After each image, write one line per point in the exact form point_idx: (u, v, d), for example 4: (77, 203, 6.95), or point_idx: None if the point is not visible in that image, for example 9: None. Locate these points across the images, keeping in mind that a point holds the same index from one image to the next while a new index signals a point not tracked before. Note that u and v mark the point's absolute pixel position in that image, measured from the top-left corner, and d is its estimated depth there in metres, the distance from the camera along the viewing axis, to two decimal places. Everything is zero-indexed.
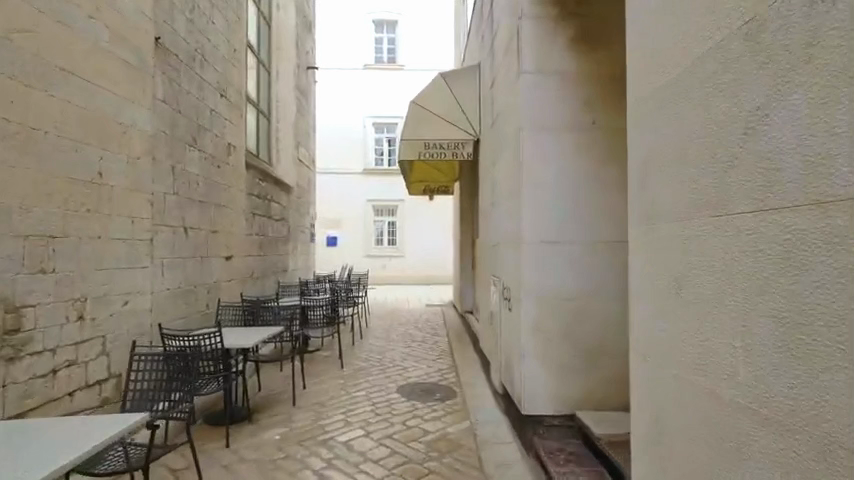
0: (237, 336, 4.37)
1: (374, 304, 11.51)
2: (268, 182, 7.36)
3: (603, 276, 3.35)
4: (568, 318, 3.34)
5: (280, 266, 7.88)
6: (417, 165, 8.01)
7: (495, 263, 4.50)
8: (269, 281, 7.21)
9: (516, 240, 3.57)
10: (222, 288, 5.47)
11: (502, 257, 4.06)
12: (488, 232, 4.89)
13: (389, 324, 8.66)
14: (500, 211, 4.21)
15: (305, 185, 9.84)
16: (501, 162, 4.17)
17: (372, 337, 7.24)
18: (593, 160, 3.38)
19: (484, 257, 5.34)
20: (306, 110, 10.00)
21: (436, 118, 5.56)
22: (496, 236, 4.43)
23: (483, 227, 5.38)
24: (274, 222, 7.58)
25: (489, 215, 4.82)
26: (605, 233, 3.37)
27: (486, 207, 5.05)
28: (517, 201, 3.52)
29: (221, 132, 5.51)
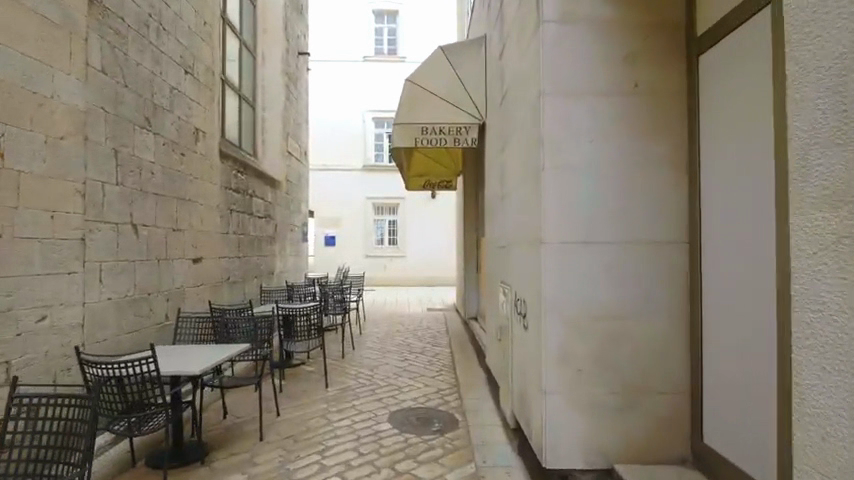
0: (182, 356, 3.59)
1: (371, 308, 10.75)
2: (249, 176, 6.60)
3: (648, 286, 2.58)
4: (601, 341, 2.56)
5: (264, 268, 7.11)
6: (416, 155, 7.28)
7: (505, 269, 3.72)
8: (250, 285, 6.46)
9: (532, 240, 2.79)
10: (187, 296, 4.72)
11: (514, 261, 3.28)
12: (496, 231, 4.10)
13: (386, 331, 7.89)
14: (511, 205, 3.43)
15: (294, 180, 9.07)
16: (513, 145, 3.38)
17: (364, 349, 6.46)
18: (634, 135, 2.60)
19: (491, 260, 4.55)
20: (296, 100, 9.23)
21: (436, 97, 4.83)
22: (506, 236, 3.63)
23: (490, 226, 4.59)
24: (256, 220, 6.81)
25: (497, 211, 4.04)
26: (650, 230, 2.59)
27: (493, 201, 4.27)
28: (535, 191, 2.74)
29: (186, 114, 4.77)
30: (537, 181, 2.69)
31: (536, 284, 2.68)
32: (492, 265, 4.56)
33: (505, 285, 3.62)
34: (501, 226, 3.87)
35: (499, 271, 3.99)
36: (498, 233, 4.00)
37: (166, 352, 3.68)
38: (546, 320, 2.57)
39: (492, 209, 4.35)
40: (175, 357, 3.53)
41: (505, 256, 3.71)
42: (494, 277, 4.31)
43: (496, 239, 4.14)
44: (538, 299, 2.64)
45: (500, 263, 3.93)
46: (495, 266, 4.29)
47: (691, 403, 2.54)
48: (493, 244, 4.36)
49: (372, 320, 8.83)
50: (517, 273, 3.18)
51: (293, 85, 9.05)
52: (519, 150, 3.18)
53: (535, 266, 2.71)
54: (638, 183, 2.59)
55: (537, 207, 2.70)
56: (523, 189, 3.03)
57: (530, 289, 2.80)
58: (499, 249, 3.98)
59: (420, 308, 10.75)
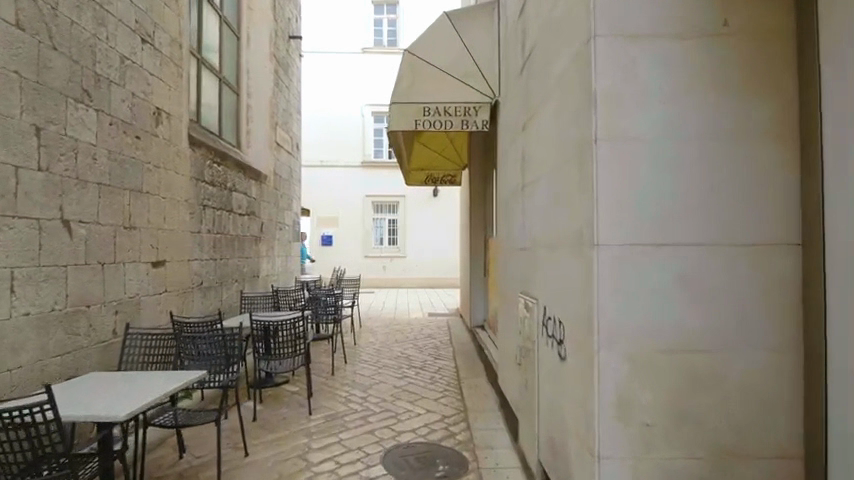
0: (91, 394, 2.75)
1: (368, 312, 10.02)
2: (228, 167, 5.83)
3: (743, 306, 1.84)
4: (678, 383, 1.82)
5: (246, 271, 6.34)
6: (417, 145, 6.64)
7: (528, 277, 2.96)
8: (228, 291, 5.72)
9: (575, 242, 2.05)
10: (143, 306, 3.97)
11: (544, 269, 2.53)
12: (515, 230, 3.34)
13: (383, 340, 7.14)
14: (539, 196, 2.67)
15: (284, 175, 8.29)
16: (542, 119, 2.64)
17: (358, 364, 5.68)
18: (722, 95, 1.86)
19: (506, 264, 3.81)
20: (287, 87, 8.45)
21: (438, 71, 4.08)
22: (530, 234, 2.87)
23: (505, 225, 3.85)
24: (236, 216, 6.05)
25: (517, 204, 3.29)
26: (744, 227, 1.85)
27: (511, 193, 3.53)
28: (580, 173, 2.00)
29: (143, 90, 4.02)
30: (584, 160, 1.95)
31: (584, 302, 1.93)
32: (507, 271, 3.81)
33: (528, 297, 2.87)
34: (521, 223, 3.13)
35: (519, 278, 3.22)
36: (518, 232, 3.25)
37: (67, 388, 2.81)
38: (599, 353, 1.82)
39: (509, 205, 3.60)
40: (68, 399, 2.66)
41: (528, 261, 2.95)
42: (512, 285, 3.57)
43: (514, 240, 3.38)
44: (587, 324, 1.89)
45: (520, 269, 3.19)
46: (512, 272, 3.54)
47: (807, 470, 1.79)
48: (510, 244, 3.61)
49: (369, 327, 8.05)
50: (548, 285, 2.43)
51: (283, 70, 8.27)
52: (553, 124, 2.43)
53: (582, 277, 1.96)
54: (728, 162, 1.85)
55: (583, 195, 1.95)
56: (559, 174, 2.29)
57: (573, 307, 2.06)
58: (519, 252, 3.21)
59: (421, 313, 9.98)
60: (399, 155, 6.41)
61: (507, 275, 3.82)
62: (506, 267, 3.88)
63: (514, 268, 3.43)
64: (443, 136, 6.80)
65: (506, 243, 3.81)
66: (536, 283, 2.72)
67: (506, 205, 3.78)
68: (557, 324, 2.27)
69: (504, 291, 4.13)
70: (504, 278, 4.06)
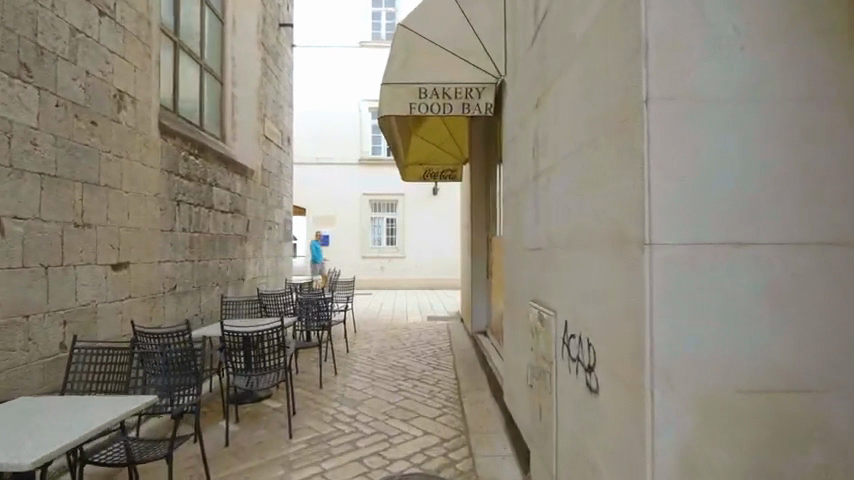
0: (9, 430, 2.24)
1: (364, 315, 9.52)
2: (209, 160, 5.35)
3: (848, 327, 1.35)
4: (764, 432, 1.33)
5: (228, 273, 5.86)
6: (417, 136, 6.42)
7: (542, 283, 2.47)
8: (206, 295, 5.23)
9: (613, 240, 1.56)
10: (100, 315, 3.50)
11: (565, 274, 2.06)
12: (525, 226, 2.87)
13: (378, 347, 6.65)
14: (559, 185, 2.19)
15: (274, 171, 7.81)
16: (564, 90, 2.16)
17: (348, 375, 5.19)
18: (815, 42, 1.38)
19: (514, 267, 3.33)
20: (277, 77, 7.96)
21: (435, 47, 3.62)
22: (546, 230, 2.39)
23: (512, 222, 3.38)
24: (217, 214, 5.56)
25: (527, 197, 2.82)
26: (848, 219, 1.37)
27: (520, 184, 3.05)
28: (623, 149, 1.52)
29: (100, 69, 3.54)
30: (629, 130, 1.47)
31: (629, 320, 1.45)
32: (514, 275, 3.34)
33: (542, 307, 2.39)
34: (533, 219, 2.65)
35: (531, 284, 2.74)
36: (529, 228, 2.78)
37: None
38: (653, 391, 1.34)
39: (518, 199, 3.13)
40: None
41: (542, 263, 2.47)
42: (520, 291, 3.10)
43: (524, 239, 2.91)
44: (634, 349, 1.42)
45: (531, 274, 2.71)
46: (521, 276, 3.06)
47: None
48: (518, 245, 3.13)
49: (364, 333, 7.56)
50: (571, 294, 1.95)
51: (272, 60, 7.79)
52: (579, 93, 1.95)
53: (625, 286, 1.48)
54: (823, 132, 1.37)
55: (628, 177, 1.48)
56: (589, 153, 1.81)
57: (609, 324, 1.58)
58: (531, 254, 2.73)
59: (421, 316, 9.48)
60: (393, 146, 5.92)
61: (514, 279, 3.36)
62: (513, 271, 3.40)
63: (524, 272, 2.95)
64: (442, 127, 6.60)
65: (513, 242, 3.34)
66: (553, 290, 2.24)
67: (514, 199, 3.32)
68: (585, 344, 1.79)
69: (510, 297, 3.66)
70: (510, 281, 3.60)
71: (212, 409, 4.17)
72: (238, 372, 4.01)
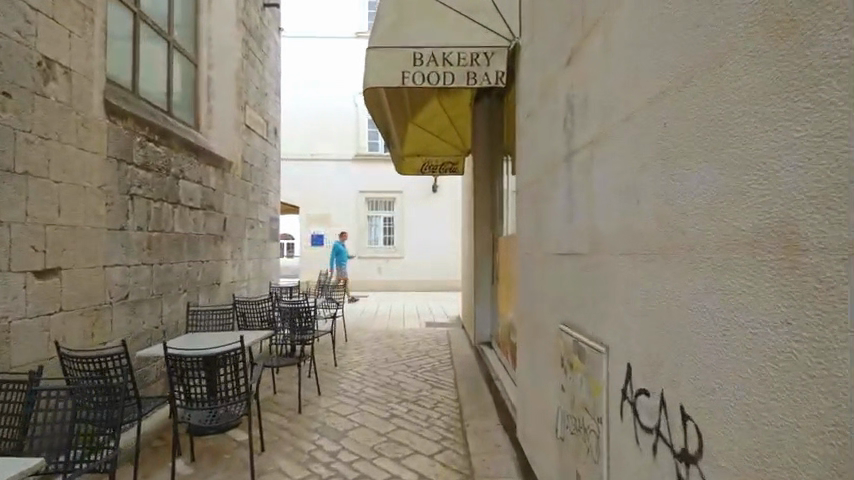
0: None
1: (356, 321, 8.84)
2: (173, 148, 4.65)
3: None
4: None
5: (200, 278, 5.16)
6: (413, 124, 5.88)
7: (582, 305, 1.74)
8: (169, 304, 4.53)
9: (754, 248, 0.84)
10: (16, 335, 2.82)
11: (630, 297, 1.33)
12: (555, 224, 2.13)
13: (371, 359, 5.95)
14: (615, 161, 1.46)
15: (258, 164, 7.12)
16: (624, 22, 1.44)
17: (333, 397, 4.48)
18: None
19: (535, 278, 2.61)
20: (262, 62, 7.27)
21: (434, 5, 2.94)
22: (591, 230, 1.66)
23: (533, 218, 2.65)
24: (185, 210, 4.87)
25: (558, 183, 2.09)
26: None
27: (546, 169, 2.32)
28: (782, 76, 0.78)
29: (16, 28, 2.84)
30: (804, 33, 0.74)
31: (808, 413, 0.72)
32: (535, 287, 2.62)
33: (584, 339, 1.67)
34: (569, 214, 1.92)
35: (562, 302, 2.02)
36: (560, 226, 2.05)
37: None
38: None
39: (542, 187, 2.40)
40: None
41: (583, 277, 1.74)
42: (545, 308, 2.38)
43: (552, 242, 2.18)
44: (822, 472, 0.70)
45: (565, 287, 1.99)
46: (546, 291, 2.33)
47: None
48: (542, 251, 2.41)
49: (355, 342, 6.87)
50: (646, 330, 1.23)
51: (257, 42, 7.10)
52: (658, 14, 1.22)
53: (795, 342, 0.74)
54: None
55: (805, 122, 0.74)
56: (686, 101, 1.07)
57: (746, 405, 0.86)
58: (563, 264, 2.00)
59: (419, 322, 8.79)
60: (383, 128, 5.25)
61: (535, 291, 2.64)
62: (533, 282, 2.69)
63: (552, 286, 2.22)
64: (442, 114, 5.98)
65: (533, 244, 2.62)
66: (605, 319, 1.52)
67: (534, 189, 2.59)
68: (680, 424, 1.07)
69: (528, 311, 2.94)
70: (528, 293, 2.88)
71: (166, 443, 3.48)
72: (192, 402, 3.30)
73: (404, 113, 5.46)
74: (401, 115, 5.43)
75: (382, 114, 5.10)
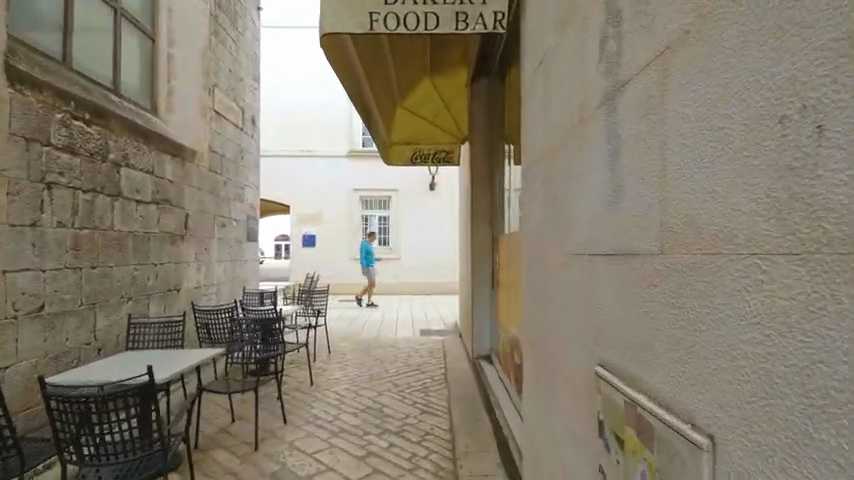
0: None
1: (340, 329, 8.09)
2: (112, 130, 3.91)
3: None
4: None
5: (150, 284, 4.42)
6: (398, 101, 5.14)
7: (644, 347, 0.99)
8: (106, 317, 3.80)
9: None
10: None
11: (796, 352, 0.59)
12: (585, 209, 1.39)
13: (353, 376, 5.20)
14: (732, 67, 0.72)
15: (232, 155, 6.37)
16: None
17: (300, 427, 3.73)
18: None
19: (550, 291, 1.85)
20: (236, 43, 6.55)
21: None
22: (664, 216, 0.90)
23: (545, 206, 1.89)
24: (129, 204, 4.14)
25: (591, 146, 1.34)
26: None
27: (568, 130, 1.56)
28: None
29: None
30: None
31: None
32: (550, 306, 1.86)
33: (653, 409, 0.92)
34: (614, 189, 1.16)
35: (599, 332, 1.26)
36: (596, 211, 1.29)
37: None
38: None
39: (561, 157, 1.65)
40: None
41: (645, 297, 0.99)
42: (567, 335, 1.62)
43: (580, 239, 1.42)
44: None
45: (604, 309, 1.23)
46: (569, 311, 1.58)
47: None
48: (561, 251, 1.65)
49: (339, 355, 6.10)
50: None
51: (229, 19, 6.35)
52: None
53: None
54: None
55: None
56: None
57: None
58: (602, 273, 1.24)
59: (413, 330, 8.01)
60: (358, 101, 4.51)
61: (549, 308, 1.88)
62: (546, 294, 1.92)
63: (578, 305, 1.47)
64: (431, 90, 5.26)
65: (547, 243, 1.86)
66: (707, 386, 0.77)
67: (548, 166, 1.84)
68: None
69: (537, 334, 2.18)
70: (538, 309, 2.12)
71: None
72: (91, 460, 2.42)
73: (384, 85, 4.74)
74: (381, 86, 4.69)
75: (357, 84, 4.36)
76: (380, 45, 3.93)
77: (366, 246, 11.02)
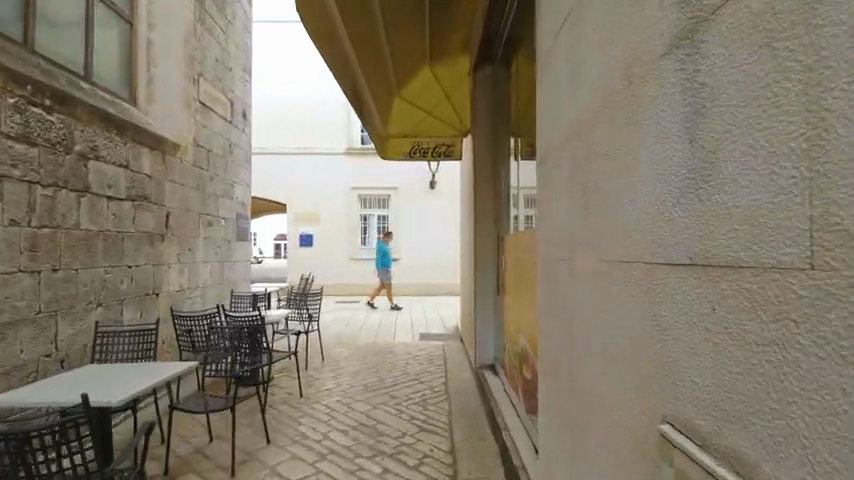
0: None
1: (335, 334, 7.71)
2: (78, 118, 3.54)
3: None
4: None
5: (123, 287, 4.06)
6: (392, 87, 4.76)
7: (778, 421, 0.60)
8: (70, 325, 3.43)
9: None
10: None
11: None
12: (639, 201, 1.00)
13: (346, 386, 4.83)
14: None
15: (219, 150, 5.98)
16: None
17: (283, 449, 3.35)
18: None
19: (577, 308, 1.46)
20: (224, 31, 6.17)
21: None
22: (840, 205, 0.52)
23: (574, 201, 1.50)
24: (99, 201, 3.78)
25: (650, 111, 0.95)
26: None
27: (610, 97, 1.18)
28: None
29: None
30: None
31: None
32: (578, 329, 1.47)
33: None
34: (698, 171, 0.78)
35: (668, 377, 0.88)
36: (661, 205, 0.91)
37: None
38: None
39: (599, 134, 1.26)
40: None
41: (773, 340, 0.61)
42: (604, 368, 1.22)
43: (632, 245, 1.04)
44: None
45: (674, 344, 0.86)
46: (609, 338, 1.19)
47: None
48: (598, 257, 1.27)
49: (332, 362, 5.71)
50: None
51: (217, 5, 5.97)
52: None
53: None
54: None
55: None
56: None
57: None
58: (674, 298, 0.86)
59: (412, 334, 7.62)
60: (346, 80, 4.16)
61: (576, 330, 1.49)
62: (572, 311, 1.53)
63: (626, 334, 1.08)
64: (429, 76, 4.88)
65: (575, 247, 1.47)
66: None
67: (577, 149, 1.45)
68: None
69: (556, 356, 1.79)
70: (559, 327, 1.73)
71: None
72: None
73: (376, 65, 4.39)
74: (372, 66, 4.36)
75: (345, 63, 4.05)
76: (370, 12, 3.59)
77: (381, 246, 10.49)
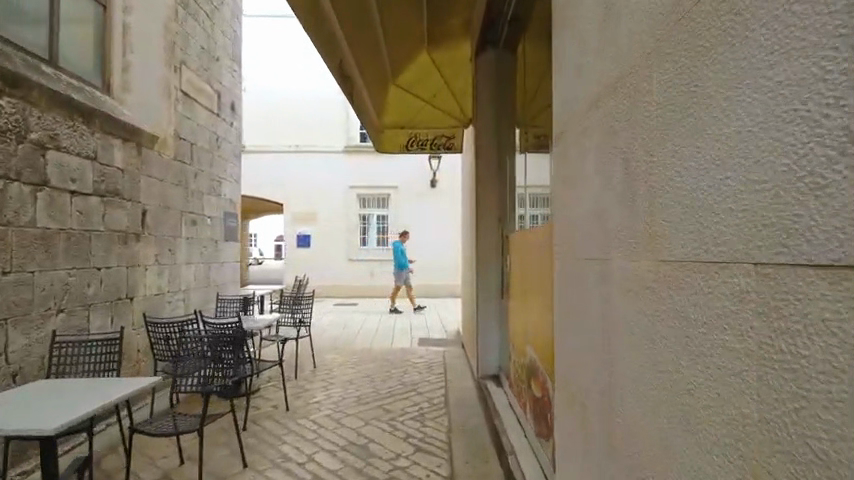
0: None
1: (331, 338, 7.34)
2: (32, 102, 3.17)
3: None
4: None
5: (90, 292, 3.70)
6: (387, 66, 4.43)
7: None
8: (23, 334, 3.07)
9: None
10: None
11: None
12: (738, 165, 0.63)
13: (338, 397, 4.44)
14: None
15: (204, 143, 5.62)
16: None
17: (261, 474, 2.96)
18: None
19: (612, 326, 1.07)
20: (210, 18, 5.81)
21: None
22: None
23: (606, 183, 1.11)
24: (60, 196, 3.42)
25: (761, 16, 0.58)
26: None
27: (673, 21, 0.80)
28: None
29: None
30: None
31: None
32: (612, 354, 1.08)
33: None
34: None
35: (812, 467, 0.50)
36: (793, 167, 0.53)
37: None
38: None
39: (651, 82, 0.87)
40: None
41: None
42: (656, 416, 0.85)
43: (723, 238, 0.65)
44: None
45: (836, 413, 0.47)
46: (669, 376, 0.80)
47: None
48: (649, 258, 0.88)
49: (324, 371, 5.33)
50: None
51: None
52: None
53: None
54: None
55: None
56: None
57: None
58: (839, 332, 0.47)
59: (411, 339, 7.22)
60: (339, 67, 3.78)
61: (609, 355, 1.10)
62: (604, 330, 1.14)
63: (707, 376, 0.69)
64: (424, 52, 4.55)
65: (610, 244, 1.08)
66: None
67: (613, 110, 1.06)
68: None
69: (578, 384, 1.39)
70: (583, 348, 1.33)
71: None
72: None
73: (370, 51, 4.02)
74: (367, 52, 3.98)
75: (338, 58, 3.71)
76: None
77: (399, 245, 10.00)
